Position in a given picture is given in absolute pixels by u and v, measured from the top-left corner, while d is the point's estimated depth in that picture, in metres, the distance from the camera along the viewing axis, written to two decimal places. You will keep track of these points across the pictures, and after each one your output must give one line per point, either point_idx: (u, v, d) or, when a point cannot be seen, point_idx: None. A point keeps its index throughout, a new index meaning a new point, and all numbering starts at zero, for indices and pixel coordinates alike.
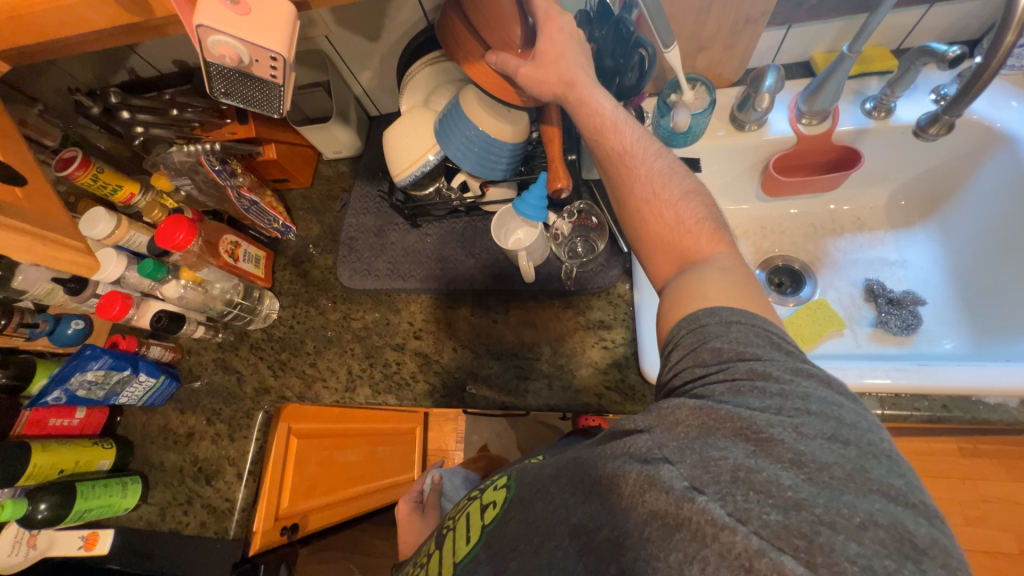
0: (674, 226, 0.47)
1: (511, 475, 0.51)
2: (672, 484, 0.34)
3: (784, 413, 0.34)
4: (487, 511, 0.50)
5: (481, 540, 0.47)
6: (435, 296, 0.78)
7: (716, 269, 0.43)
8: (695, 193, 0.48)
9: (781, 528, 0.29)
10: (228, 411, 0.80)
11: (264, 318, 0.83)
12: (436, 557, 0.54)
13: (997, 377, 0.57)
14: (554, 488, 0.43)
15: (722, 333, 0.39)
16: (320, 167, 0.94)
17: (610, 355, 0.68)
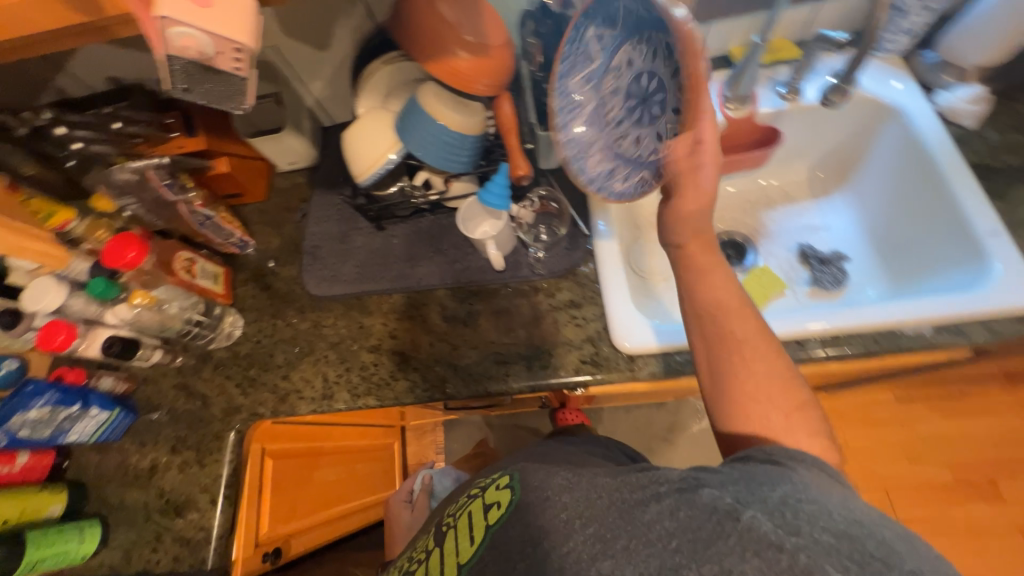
0: (764, 401, 0.50)
1: (514, 479, 0.55)
2: (718, 504, 0.40)
3: (818, 487, 0.41)
4: (490, 511, 0.54)
5: (487, 540, 0.51)
6: (407, 294, 0.79)
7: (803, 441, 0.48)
8: (802, 405, 0.50)
9: (833, 548, 0.36)
10: (194, 436, 0.76)
11: (226, 337, 0.81)
12: (437, 553, 0.56)
13: (912, 310, 0.65)
14: (565, 495, 0.47)
15: (788, 447, 0.45)
16: (275, 180, 0.93)
17: (583, 331, 0.71)
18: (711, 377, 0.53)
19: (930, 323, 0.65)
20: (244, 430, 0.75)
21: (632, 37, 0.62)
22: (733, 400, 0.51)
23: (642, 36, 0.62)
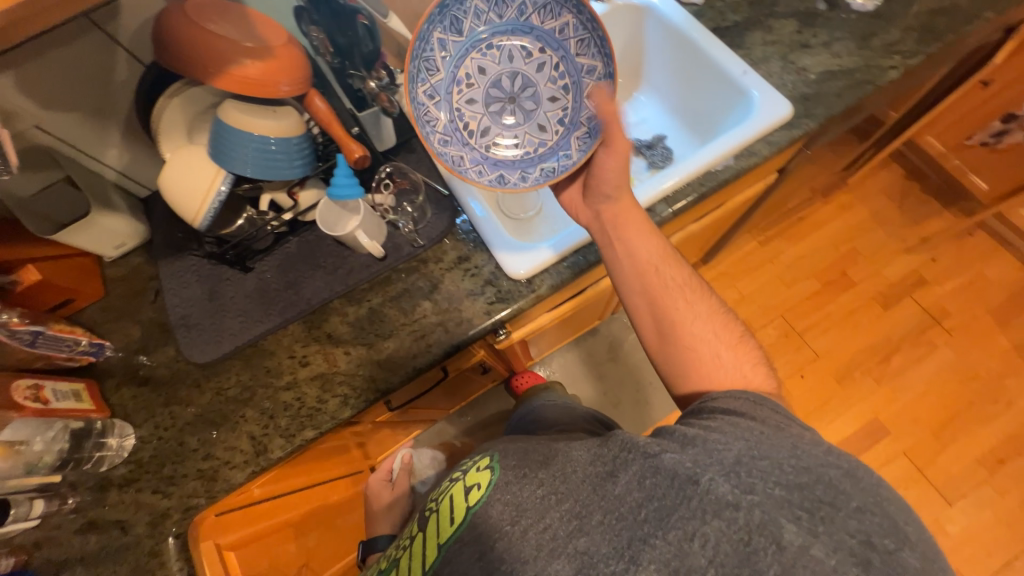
0: (707, 347, 0.62)
1: (495, 458, 0.56)
2: (678, 469, 0.45)
3: (766, 436, 0.48)
4: (471, 493, 0.53)
5: (467, 519, 0.51)
6: (303, 319, 0.76)
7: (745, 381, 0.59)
8: (739, 346, 0.62)
9: (783, 499, 0.42)
10: (127, 567, 0.66)
11: (118, 454, 0.71)
12: (422, 536, 0.55)
13: (714, 151, 0.78)
14: (541, 471, 0.51)
15: (728, 397, 0.54)
16: (108, 272, 0.83)
17: (480, 278, 0.75)
18: (659, 339, 0.65)
19: (731, 156, 0.79)
20: (183, 531, 0.68)
21: (484, 49, 0.75)
22: (683, 351, 0.63)
23: (485, 47, 0.74)
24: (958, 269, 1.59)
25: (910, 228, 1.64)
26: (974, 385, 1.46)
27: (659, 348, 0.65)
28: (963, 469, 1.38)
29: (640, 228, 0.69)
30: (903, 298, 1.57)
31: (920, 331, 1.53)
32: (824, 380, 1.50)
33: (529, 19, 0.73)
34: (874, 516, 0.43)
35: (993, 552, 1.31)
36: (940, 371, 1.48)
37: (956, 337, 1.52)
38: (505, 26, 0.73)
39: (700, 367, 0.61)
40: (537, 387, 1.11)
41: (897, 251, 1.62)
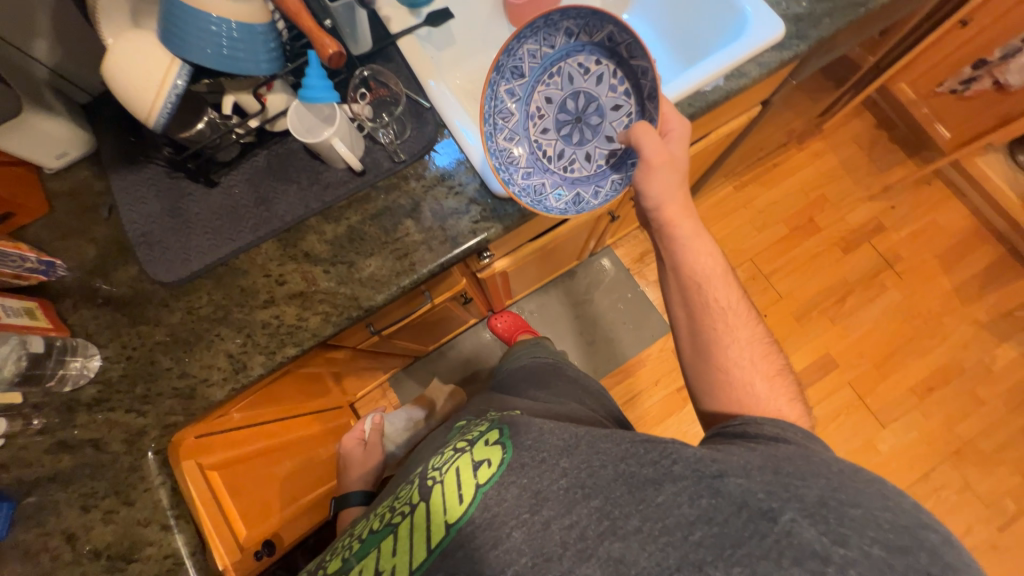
0: (748, 363, 0.61)
1: (503, 434, 0.53)
2: (748, 499, 0.41)
3: (839, 479, 0.44)
4: (481, 468, 0.49)
5: (478, 497, 0.47)
6: (276, 238, 0.72)
7: (779, 404, 0.58)
8: (776, 377, 0.60)
9: (883, 559, 0.38)
10: (106, 483, 0.65)
11: (79, 378, 0.67)
12: (424, 506, 0.49)
13: (704, 70, 0.76)
14: (563, 459, 0.48)
15: (776, 425, 0.53)
16: (50, 186, 0.76)
17: (464, 196, 0.73)
18: (692, 355, 0.64)
19: (721, 76, 0.77)
20: (163, 448, 0.67)
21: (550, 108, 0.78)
22: (721, 355, 0.62)
23: (548, 77, 0.76)
24: (914, 216, 1.68)
25: (874, 177, 1.71)
26: (916, 323, 1.59)
27: (692, 365, 0.65)
28: (898, 396, 1.53)
29: (697, 228, 0.67)
30: (861, 243, 1.66)
31: (873, 273, 1.64)
32: (784, 318, 1.60)
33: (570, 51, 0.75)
34: (857, 523, 0.40)
35: (916, 465, 1.48)
36: (887, 310, 1.61)
37: (904, 279, 1.63)
38: (557, 53, 0.75)
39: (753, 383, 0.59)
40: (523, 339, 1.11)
41: (860, 199, 1.70)
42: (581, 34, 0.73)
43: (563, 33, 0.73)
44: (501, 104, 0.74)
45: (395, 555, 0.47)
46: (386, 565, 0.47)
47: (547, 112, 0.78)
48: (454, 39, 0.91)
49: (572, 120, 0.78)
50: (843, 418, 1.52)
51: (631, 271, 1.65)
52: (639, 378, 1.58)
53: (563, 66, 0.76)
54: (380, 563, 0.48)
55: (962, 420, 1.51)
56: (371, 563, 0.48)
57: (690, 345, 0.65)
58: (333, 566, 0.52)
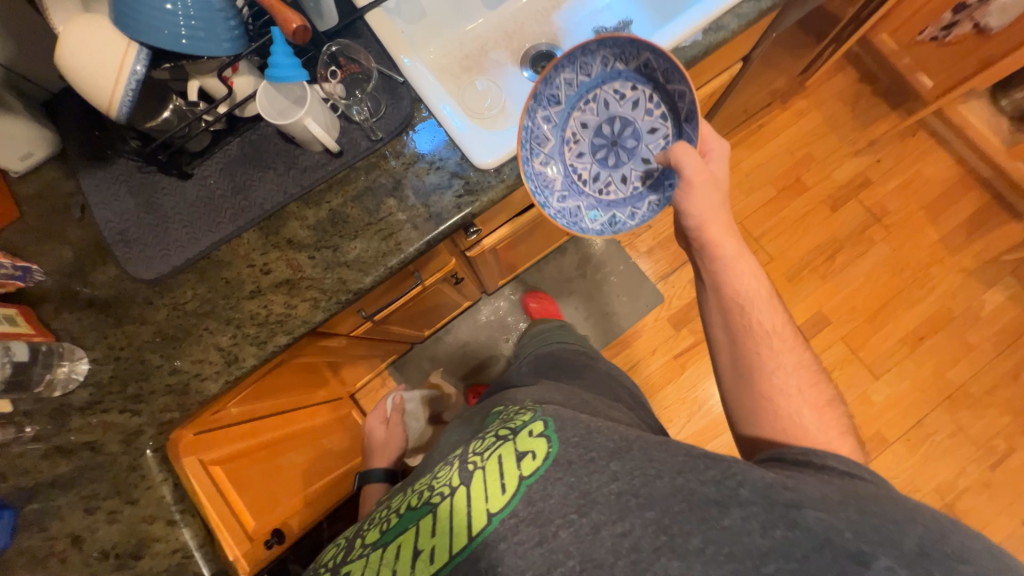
0: (794, 389, 0.61)
1: (548, 426, 0.52)
2: (833, 538, 0.41)
3: (931, 524, 0.43)
4: (523, 461, 0.49)
5: (521, 491, 0.47)
6: (257, 226, 0.71)
7: (825, 432, 0.58)
8: (825, 408, 0.60)
9: None
10: (107, 484, 0.65)
11: (67, 384, 0.66)
12: (464, 490, 0.49)
13: (680, 27, 0.74)
14: (614, 462, 0.48)
15: (829, 457, 0.53)
16: (19, 190, 0.73)
17: (446, 171, 0.71)
18: (735, 379, 0.66)
19: (699, 30, 0.75)
20: (161, 445, 0.67)
21: (588, 133, 0.79)
22: (765, 376, 0.63)
23: (585, 103, 0.78)
24: (900, 169, 1.68)
25: (859, 132, 1.71)
26: (905, 275, 1.61)
27: (732, 389, 0.66)
28: (889, 347, 1.56)
29: (740, 249, 0.69)
30: (849, 200, 1.67)
31: (861, 228, 1.65)
32: (776, 279, 1.61)
33: (608, 77, 0.76)
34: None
35: (910, 412, 1.52)
36: (876, 264, 1.62)
37: (892, 232, 1.64)
38: (593, 81, 0.76)
39: (800, 409, 0.60)
40: (544, 325, 1.11)
41: (846, 155, 1.70)
42: (616, 61, 0.74)
43: (599, 61, 0.74)
44: (537, 129, 0.76)
45: (434, 535, 0.49)
46: (425, 544, 0.49)
47: (582, 136, 0.79)
48: (424, 11, 0.88)
49: (607, 144, 0.79)
50: (838, 373, 1.54)
51: (622, 243, 1.64)
52: (637, 348, 1.59)
53: (599, 92, 0.77)
54: (419, 541, 0.49)
55: (953, 366, 1.54)
56: (409, 539, 0.50)
57: (734, 368, 0.66)
58: (370, 537, 0.54)
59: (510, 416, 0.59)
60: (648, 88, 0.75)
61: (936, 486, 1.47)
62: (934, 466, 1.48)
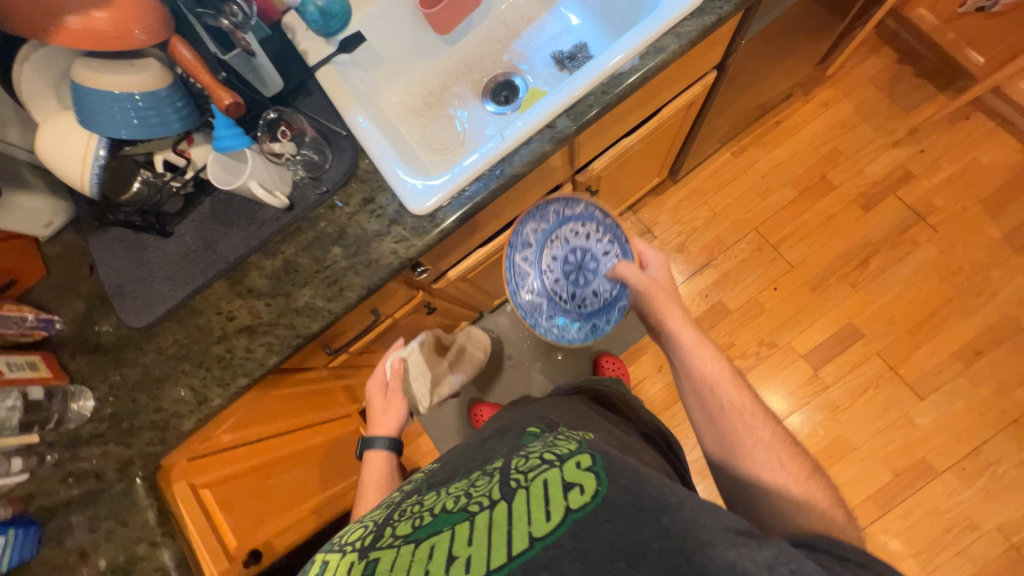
0: (777, 464, 0.61)
1: (596, 462, 0.50)
2: None
3: None
4: (571, 492, 0.47)
5: (566, 523, 0.44)
6: (224, 278, 0.78)
7: (814, 507, 0.57)
8: (809, 479, 0.60)
9: None
10: (107, 507, 0.75)
11: (79, 416, 0.78)
12: (503, 507, 0.48)
13: (614, 55, 0.72)
14: (665, 518, 0.44)
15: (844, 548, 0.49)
16: (47, 251, 0.86)
17: (385, 218, 0.75)
18: (723, 459, 0.65)
19: (637, 55, 0.72)
20: (150, 473, 0.77)
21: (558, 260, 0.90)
22: (748, 455, 0.63)
23: (552, 238, 0.88)
24: (950, 158, 1.48)
25: (898, 119, 1.52)
26: (957, 280, 1.41)
27: (723, 468, 0.66)
28: (937, 364, 1.37)
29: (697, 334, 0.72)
30: (886, 197, 1.49)
31: (902, 229, 1.46)
32: (797, 289, 1.47)
33: (567, 216, 0.87)
34: None
35: (965, 438, 1.33)
36: (921, 269, 1.43)
37: (941, 232, 1.44)
38: (555, 221, 0.88)
39: (787, 485, 0.59)
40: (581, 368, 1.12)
41: (883, 146, 1.52)
42: (568, 209, 0.87)
43: (554, 210, 0.87)
44: (518, 270, 0.89)
45: (467, 543, 0.46)
46: (460, 552, 0.46)
47: (555, 267, 0.90)
48: (381, 56, 0.92)
49: (575, 270, 0.89)
50: (873, 392, 1.38)
51: None
52: (642, 364, 1.53)
53: (562, 229, 0.88)
54: (454, 548, 0.46)
55: (1019, 385, 1.33)
56: (444, 541, 0.48)
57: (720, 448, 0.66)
58: (402, 528, 0.53)
59: (557, 442, 0.57)
60: (601, 223, 0.86)
61: (998, 525, 1.27)
62: (996, 501, 1.28)
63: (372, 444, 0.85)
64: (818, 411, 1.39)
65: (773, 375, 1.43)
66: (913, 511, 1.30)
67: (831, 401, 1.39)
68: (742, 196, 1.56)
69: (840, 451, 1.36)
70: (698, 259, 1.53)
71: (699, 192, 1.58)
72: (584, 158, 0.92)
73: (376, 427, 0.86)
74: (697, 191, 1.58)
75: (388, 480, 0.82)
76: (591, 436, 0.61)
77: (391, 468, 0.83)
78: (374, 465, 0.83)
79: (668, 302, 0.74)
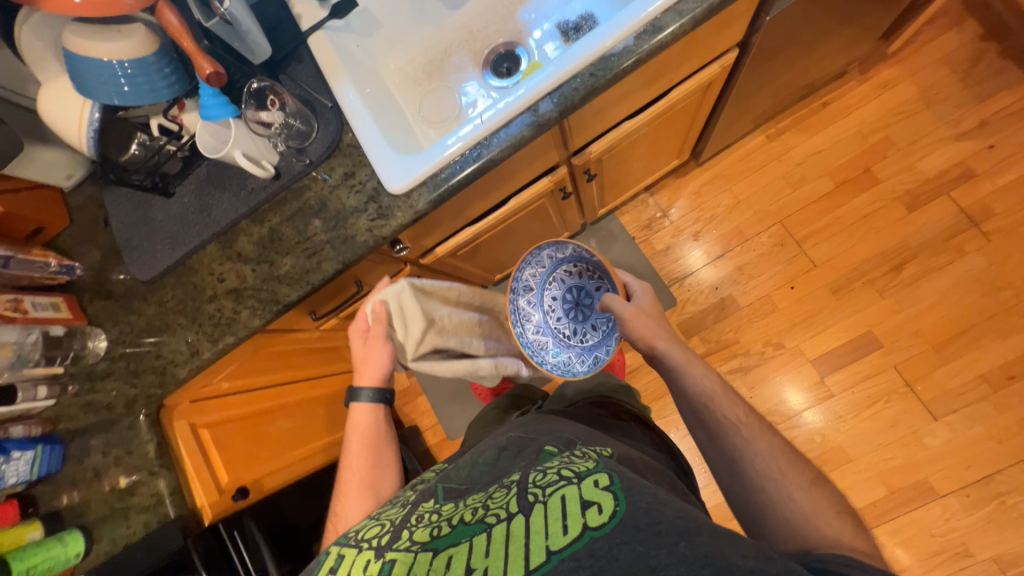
0: (780, 473, 0.59)
1: (613, 482, 0.56)
2: None
3: None
4: (588, 510, 0.53)
5: (583, 538, 0.50)
6: (216, 241, 0.82)
7: (824, 515, 0.55)
8: (814, 487, 0.58)
9: None
10: (116, 435, 0.85)
11: (94, 354, 0.87)
12: (521, 519, 0.55)
13: (605, 34, 0.68)
14: (683, 542, 0.48)
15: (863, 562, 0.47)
16: (71, 202, 0.94)
17: (364, 194, 0.76)
18: (727, 475, 0.63)
19: (631, 34, 0.68)
20: (152, 411, 0.86)
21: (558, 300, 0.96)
22: (752, 467, 0.61)
23: (549, 281, 0.96)
24: (1021, 158, 1.31)
25: (967, 108, 1.34)
26: (1002, 296, 1.28)
27: (728, 487, 0.63)
28: (961, 384, 1.28)
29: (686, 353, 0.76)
30: (936, 197, 1.34)
31: (950, 233, 1.32)
32: (817, 290, 1.38)
33: (559, 261, 0.95)
34: None
35: (977, 464, 1.25)
36: (962, 280, 1.31)
37: (994, 241, 1.30)
38: (550, 265, 0.95)
39: (792, 492, 0.58)
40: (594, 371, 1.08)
41: (944, 138, 1.35)
42: (559, 253, 0.94)
43: (547, 255, 0.94)
44: (522, 313, 0.94)
45: (487, 553, 0.53)
46: (478, 562, 0.53)
47: (556, 307, 0.96)
48: (379, 21, 0.89)
49: (574, 308, 0.96)
50: (883, 406, 1.31)
51: (637, 239, 1.51)
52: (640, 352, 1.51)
53: (556, 274, 0.96)
54: (473, 560, 0.53)
55: None
56: (462, 553, 0.55)
57: (726, 469, 0.63)
58: (422, 535, 0.60)
59: (573, 459, 0.63)
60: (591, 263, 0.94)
61: (996, 556, 1.21)
62: (1000, 531, 1.21)
63: (356, 396, 0.80)
64: (818, 419, 1.34)
65: (775, 377, 1.38)
66: (904, 530, 1.26)
67: (834, 410, 1.33)
68: (770, 185, 1.44)
69: (834, 461, 1.31)
70: (713, 249, 1.46)
71: (724, 178, 1.47)
72: (580, 141, 0.88)
73: (358, 379, 0.80)
74: (723, 176, 1.48)
75: (377, 431, 0.79)
76: (605, 451, 0.66)
77: (377, 420, 0.80)
78: (361, 417, 0.80)
79: (658, 324, 0.79)
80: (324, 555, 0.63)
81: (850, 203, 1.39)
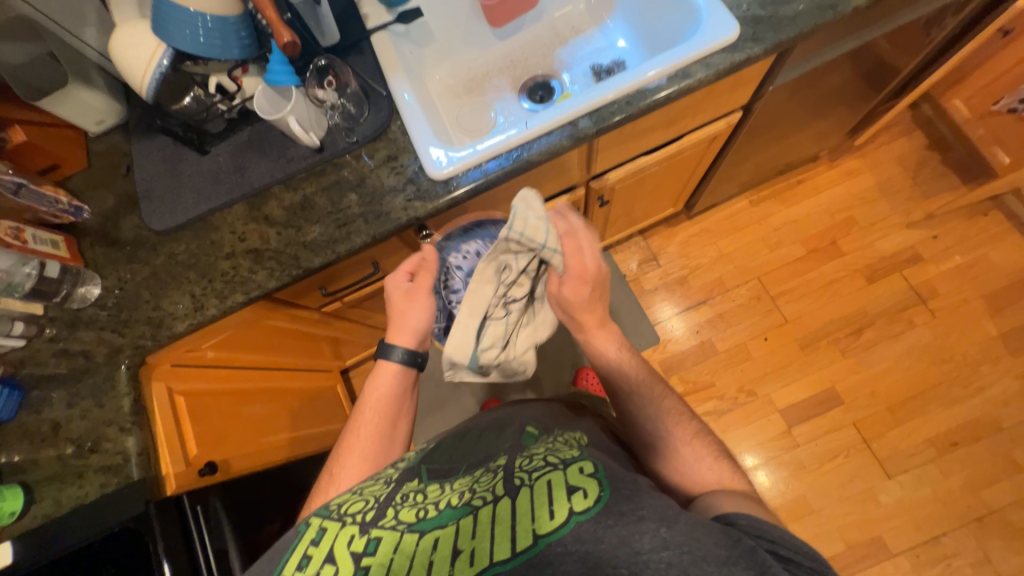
0: (672, 432, 0.68)
1: (599, 470, 0.52)
2: None
3: None
4: (574, 496, 0.48)
5: (569, 523, 0.46)
6: (244, 202, 0.83)
7: (707, 468, 0.64)
8: (696, 440, 0.67)
9: None
10: (87, 386, 0.80)
11: (83, 299, 0.83)
12: (509, 501, 0.50)
13: (643, 72, 0.78)
14: (663, 528, 0.46)
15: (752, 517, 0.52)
16: (92, 147, 0.93)
17: (404, 176, 0.80)
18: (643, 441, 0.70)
19: (664, 76, 0.79)
20: (135, 364, 0.81)
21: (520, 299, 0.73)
22: (654, 430, 0.69)
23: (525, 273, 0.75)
24: (961, 250, 1.51)
25: (916, 202, 1.56)
26: (945, 367, 1.43)
27: (644, 451, 0.69)
28: (910, 446, 1.38)
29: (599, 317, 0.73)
30: (890, 274, 1.51)
31: (900, 307, 1.48)
32: (787, 344, 1.49)
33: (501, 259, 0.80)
34: None
35: (924, 525, 1.32)
36: (911, 349, 1.45)
37: (938, 318, 1.46)
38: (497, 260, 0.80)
39: (686, 448, 0.66)
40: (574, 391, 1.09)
41: (897, 224, 1.55)
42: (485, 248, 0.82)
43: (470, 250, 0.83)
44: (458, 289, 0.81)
45: (474, 536, 0.48)
46: (465, 545, 0.48)
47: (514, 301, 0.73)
48: (435, 36, 0.98)
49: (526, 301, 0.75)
50: (842, 460, 1.38)
51: (627, 278, 1.60)
52: None
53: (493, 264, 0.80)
54: (459, 541, 0.48)
55: (989, 485, 1.33)
56: (449, 535, 0.49)
57: (633, 432, 0.71)
58: (406, 514, 0.53)
59: (556, 446, 0.60)
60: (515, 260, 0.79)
61: None
62: None
63: (387, 353, 0.74)
64: (784, 467, 1.39)
65: (746, 423, 1.44)
66: None
67: (798, 461, 1.39)
68: (749, 244, 1.59)
69: (796, 512, 1.35)
70: (695, 295, 1.56)
71: (711, 233, 1.61)
72: (601, 167, 0.97)
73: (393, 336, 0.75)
74: (710, 231, 1.62)
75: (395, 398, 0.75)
76: (582, 437, 0.65)
77: (404, 378, 0.76)
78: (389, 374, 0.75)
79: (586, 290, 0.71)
80: (303, 525, 0.55)
81: (817, 269, 1.54)
